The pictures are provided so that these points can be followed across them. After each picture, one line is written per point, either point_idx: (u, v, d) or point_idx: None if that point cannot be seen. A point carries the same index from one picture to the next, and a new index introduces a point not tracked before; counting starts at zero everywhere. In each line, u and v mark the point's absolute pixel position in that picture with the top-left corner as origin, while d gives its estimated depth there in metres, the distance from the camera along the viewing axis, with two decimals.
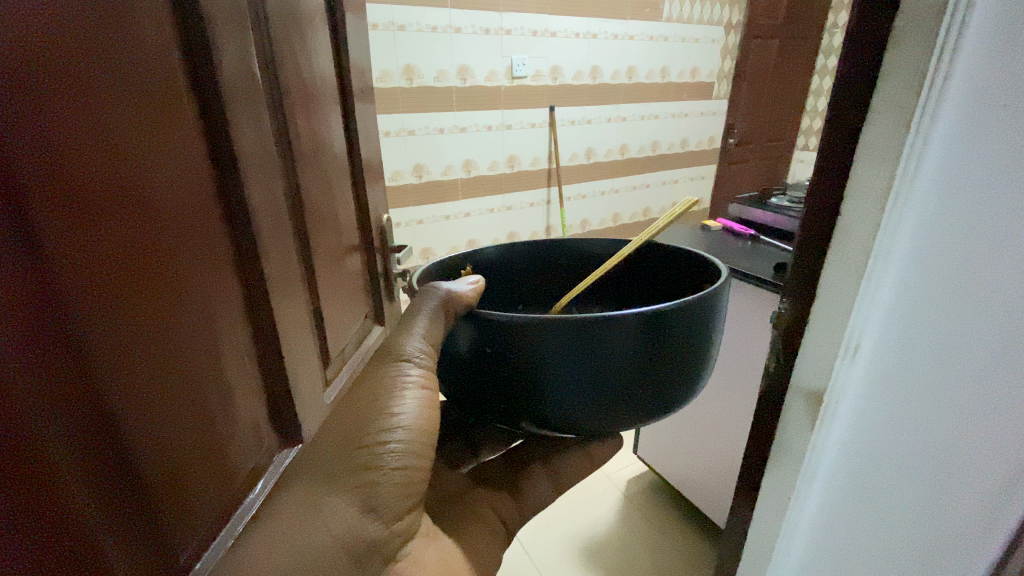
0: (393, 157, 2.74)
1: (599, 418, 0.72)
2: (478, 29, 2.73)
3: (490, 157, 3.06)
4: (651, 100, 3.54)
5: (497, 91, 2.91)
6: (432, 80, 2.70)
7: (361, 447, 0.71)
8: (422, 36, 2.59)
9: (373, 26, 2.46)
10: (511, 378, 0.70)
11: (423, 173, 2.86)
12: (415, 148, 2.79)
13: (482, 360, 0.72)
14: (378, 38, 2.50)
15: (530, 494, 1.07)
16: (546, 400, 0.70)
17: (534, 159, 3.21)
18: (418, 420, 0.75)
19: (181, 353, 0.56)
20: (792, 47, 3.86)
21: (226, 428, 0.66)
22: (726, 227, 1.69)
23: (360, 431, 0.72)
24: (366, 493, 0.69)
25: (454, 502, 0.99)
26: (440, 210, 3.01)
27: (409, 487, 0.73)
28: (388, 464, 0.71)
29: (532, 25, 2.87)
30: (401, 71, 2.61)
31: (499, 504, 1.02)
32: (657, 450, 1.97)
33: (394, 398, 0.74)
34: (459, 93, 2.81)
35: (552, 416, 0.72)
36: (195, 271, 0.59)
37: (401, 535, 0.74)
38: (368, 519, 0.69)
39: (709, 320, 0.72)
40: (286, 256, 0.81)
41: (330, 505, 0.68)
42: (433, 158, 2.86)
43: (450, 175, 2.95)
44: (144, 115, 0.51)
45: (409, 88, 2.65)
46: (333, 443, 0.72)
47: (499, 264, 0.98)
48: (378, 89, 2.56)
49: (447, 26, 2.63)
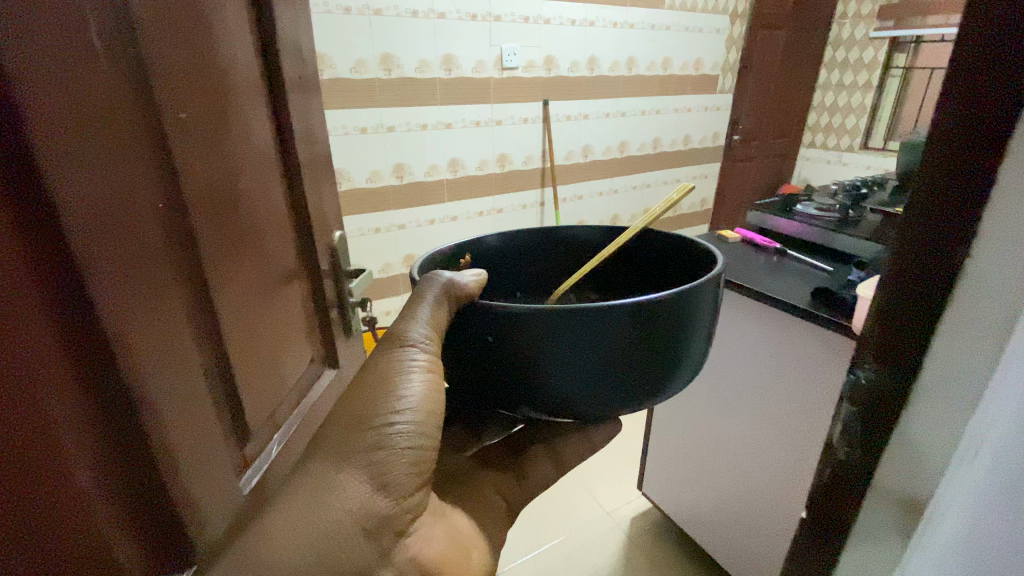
0: (372, 156, 2.67)
1: (604, 401, 0.71)
2: (462, 15, 2.65)
3: (478, 157, 3.01)
4: (652, 94, 3.53)
5: (485, 83, 2.86)
6: (413, 71, 2.62)
7: (370, 429, 0.70)
8: (401, 22, 2.50)
9: (346, 10, 2.36)
10: (515, 367, 0.69)
11: (403, 173, 2.80)
12: (397, 147, 2.72)
13: (484, 348, 0.70)
14: (354, 23, 2.40)
15: (531, 474, 1.07)
16: (550, 388, 0.69)
17: (527, 157, 3.18)
18: (424, 403, 0.73)
19: (152, 377, 0.50)
20: (799, 43, 3.89)
21: (213, 443, 0.62)
22: (745, 238, 1.74)
23: (369, 414, 0.70)
24: (378, 472, 0.69)
25: (458, 483, 1.01)
26: (423, 214, 2.96)
27: (421, 466, 0.73)
28: (399, 445, 0.70)
29: (523, 11, 2.81)
30: (379, 61, 2.52)
31: (504, 487, 1.04)
32: (675, 494, 1.94)
33: (401, 382, 0.72)
34: (444, 85, 2.74)
35: (556, 403, 0.71)
36: (171, 284, 0.53)
37: (413, 510, 0.74)
38: (380, 495, 0.69)
39: (699, 310, 0.70)
40: (254, 246, 0.74)
41: (341, 482, 0.68)
42: (416, 158, 2.81)
43: (434, 175, 2.89)
44: (90, 116, 0.43)
45: (388, 79, 2.57)
46: (341, 425, 0.70)
47: (500, 249, 1.01)
48: (354, 81, 2.48)
49: (428, 12, 2.56)
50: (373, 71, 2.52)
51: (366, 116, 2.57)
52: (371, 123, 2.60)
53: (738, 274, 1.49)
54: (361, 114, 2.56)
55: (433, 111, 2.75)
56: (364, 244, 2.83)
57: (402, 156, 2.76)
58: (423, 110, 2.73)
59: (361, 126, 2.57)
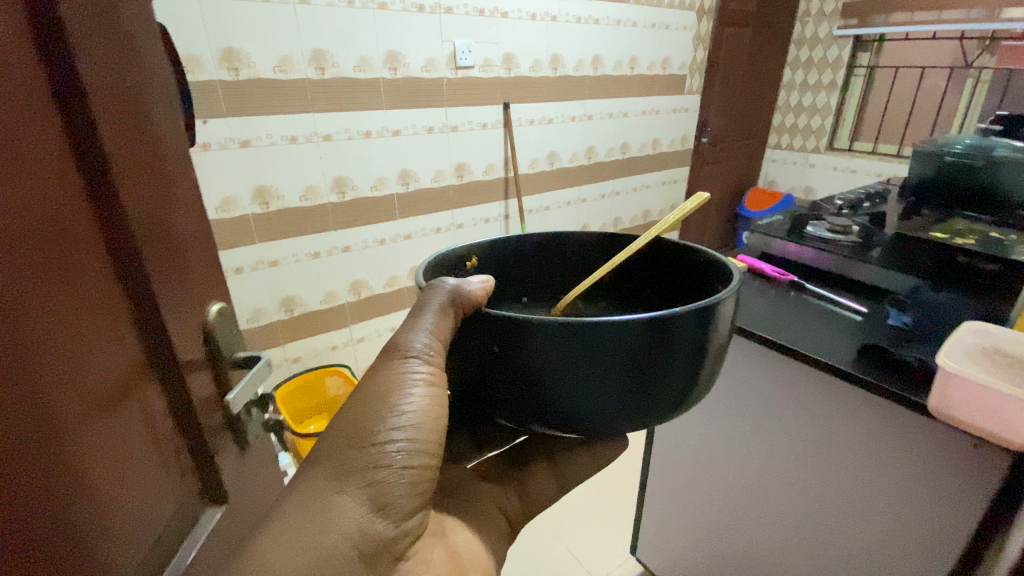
0: (435, 157, 2.66)
1: (631, 420, 0.69)
2: (523, 14, 2.68)
3: (530, 157, 3.03)
4: None
5: (541, 79, 2.89)
6: (478, 70, 2.63)
7: (366, 445, 0.71)
8: (468, 19, 2.51)
9: (420, 8, 2.36)
10: (517, 380, 0.67)
11: (345, 188, 2.43)
12: (459, 148, 2.72)
13: (489, 356, 0.68)
14: (425, 21, 2.40)
15: (535, 489, 1.08)
16: (570, 404, 0.67)
17: (574, 154, 3.25)
18: (422, 418, 0.73)
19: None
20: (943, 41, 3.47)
21: (100, 497, 0.54)
22: (754, 268, 1.60)
23: (367, 429, 0.71)
24: (372, 492, 0.70)
25: (455, 494, 1.00)
26: (427, 223, 2.76)
27: (418, 487, 0.74)
28: (396, 461, 0.71)
29: (531, 7, 2.69)
30: (446, 59, 2.52)
31: (503, 500, 1.04)
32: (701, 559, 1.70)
33: (398, 395, 0.73)
34: (504, 83, 2.76)
35: (592, 426, 0.69)
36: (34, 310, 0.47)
37: (410, 534, 0.75)
38: (378, 518, 0.70)
39: (708, 336, 0.67)
40: (177, 254, 0.65)
41: (336, 503, 0.68)
42: (475, 157, 2.80)
43: (492, 174, 2.90)
44: None
45: (455, 78, 2.57)
46: (343, 431, 0.72)
47: (514, 251, 0.97)
48: (425, 80, 2.47)
49: (493, 9, 2.57)
50: (377, 67, 2.32)
51: (382, 113, 2.40)
52: (375, 123, 2.40)
53: (767, 325, 1.31)
54: (372, 112, 2.37)
55: (407, 113, 2.48)
56: (368, 254, 2.62)
57: (410, 162, 2.58)
58: (391, 105, 2.41)
59: (366, 129, 2.39)
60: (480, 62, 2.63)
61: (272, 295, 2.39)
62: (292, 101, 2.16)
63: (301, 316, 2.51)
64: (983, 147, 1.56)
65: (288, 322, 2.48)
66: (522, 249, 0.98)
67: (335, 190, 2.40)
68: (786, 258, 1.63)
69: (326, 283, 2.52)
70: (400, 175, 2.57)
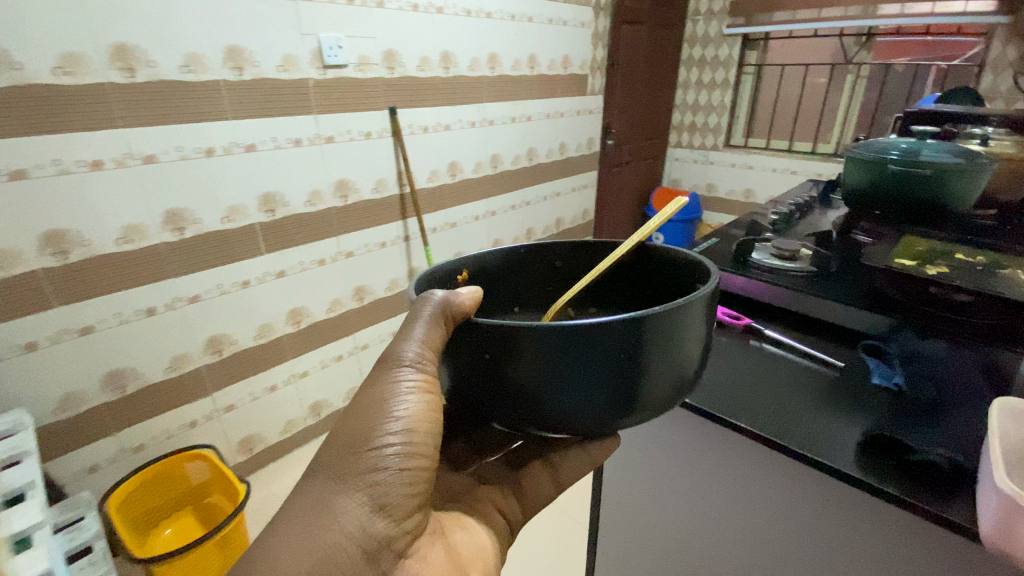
0: (307, 173, 2.25)
1: (616, 412, 0.62)
2: (404, 5, 2.41)
3: (430, 165, 2.75)
4: None
5: (431, 79, 2.62)
6: (353, 69, 2.28)
7: (366, 451, 0.70)
8: (337, 8, 2.17)
9: None
10: (505, 389, 0.63)
11: (276, 203, 2.19)
12: (335, 160, 2.33)
13: (477, 364, 0.63)
14: (272, 8, 1.99)
15: (532, 489, 1.02)
16: (559, 408, 0.62)
17: (477, 163, 3.02)
18: (418, 422, 0.72)
19: None
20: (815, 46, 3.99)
21: None
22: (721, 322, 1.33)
23: (365, 435, 0.71)
24: (374, 495, 0.70)
25: (456, 503, 0.95)
26: (310, 253, 2.36)
27: (416, 488, 0.73)
28: (392, 467, 0.71)
29: (466, 3, 2.66)
30: (310, 57, 2.14)
31: (504, 504, 0.99)
32: None
33: (395, 401, 0.71)
34: (387, 84, 2.43)
35: (575, 427, 0.64)
36: None
37: (412, 532, 0.75)
38: (380, 518, 0.71)
39: (682, 324, 0.61)
40: None
41: (341, 508, 0.70)
42: (358, 171, 2.43)
43: (383, 191, 2.55)
44: None
45: (323, 80, 2.19)
46: (341, 444, 0.71)
47: (497, 268, 0.85)
48: (283, 83, 2.08)
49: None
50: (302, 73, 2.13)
51: (303, 122, 2.18)
52: (306, 132, 2.20)
53: (733, 405, 1.03)
54: (297, 120, 2.16)
55: (333, 118, 2.27)
56: (226, 304, 2.15)
57: (340, 165, 2.36)
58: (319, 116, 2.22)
59: (297, 136, 2.17)
60: (416, 62, 2.49)
61: (170, 349, 2.04)
62: (215, 115, 1.93)
63: (233, 356, 2.23)
64: (932, 150, 1.36)
65: (216, 364, 2.19)
66: (504, 264, 0.86)
67: (264, 209, 2.16)
68: (738, 292, 1.38)
69: (261, 317, 2.27)
70: (321, 187, 2.31)
